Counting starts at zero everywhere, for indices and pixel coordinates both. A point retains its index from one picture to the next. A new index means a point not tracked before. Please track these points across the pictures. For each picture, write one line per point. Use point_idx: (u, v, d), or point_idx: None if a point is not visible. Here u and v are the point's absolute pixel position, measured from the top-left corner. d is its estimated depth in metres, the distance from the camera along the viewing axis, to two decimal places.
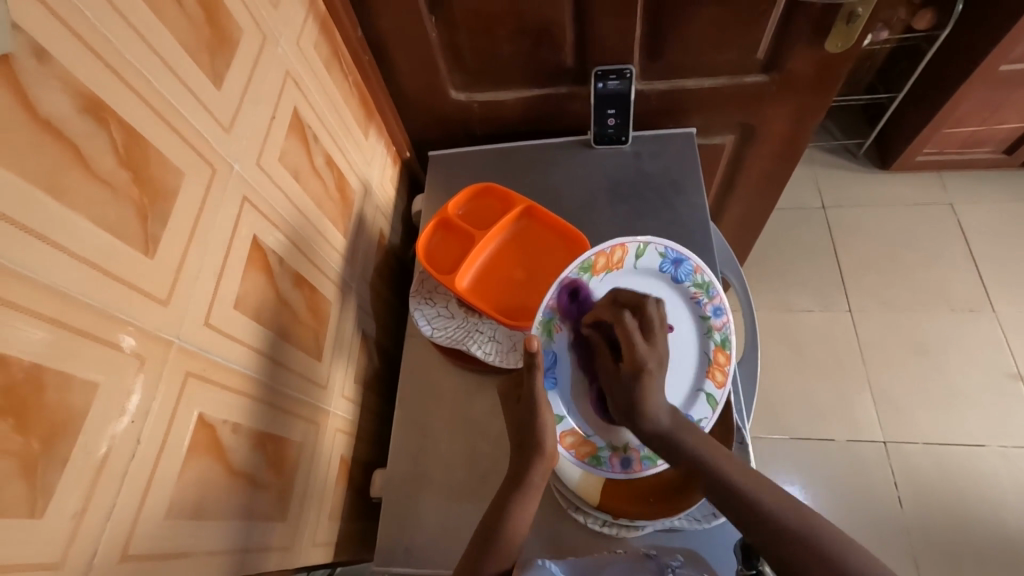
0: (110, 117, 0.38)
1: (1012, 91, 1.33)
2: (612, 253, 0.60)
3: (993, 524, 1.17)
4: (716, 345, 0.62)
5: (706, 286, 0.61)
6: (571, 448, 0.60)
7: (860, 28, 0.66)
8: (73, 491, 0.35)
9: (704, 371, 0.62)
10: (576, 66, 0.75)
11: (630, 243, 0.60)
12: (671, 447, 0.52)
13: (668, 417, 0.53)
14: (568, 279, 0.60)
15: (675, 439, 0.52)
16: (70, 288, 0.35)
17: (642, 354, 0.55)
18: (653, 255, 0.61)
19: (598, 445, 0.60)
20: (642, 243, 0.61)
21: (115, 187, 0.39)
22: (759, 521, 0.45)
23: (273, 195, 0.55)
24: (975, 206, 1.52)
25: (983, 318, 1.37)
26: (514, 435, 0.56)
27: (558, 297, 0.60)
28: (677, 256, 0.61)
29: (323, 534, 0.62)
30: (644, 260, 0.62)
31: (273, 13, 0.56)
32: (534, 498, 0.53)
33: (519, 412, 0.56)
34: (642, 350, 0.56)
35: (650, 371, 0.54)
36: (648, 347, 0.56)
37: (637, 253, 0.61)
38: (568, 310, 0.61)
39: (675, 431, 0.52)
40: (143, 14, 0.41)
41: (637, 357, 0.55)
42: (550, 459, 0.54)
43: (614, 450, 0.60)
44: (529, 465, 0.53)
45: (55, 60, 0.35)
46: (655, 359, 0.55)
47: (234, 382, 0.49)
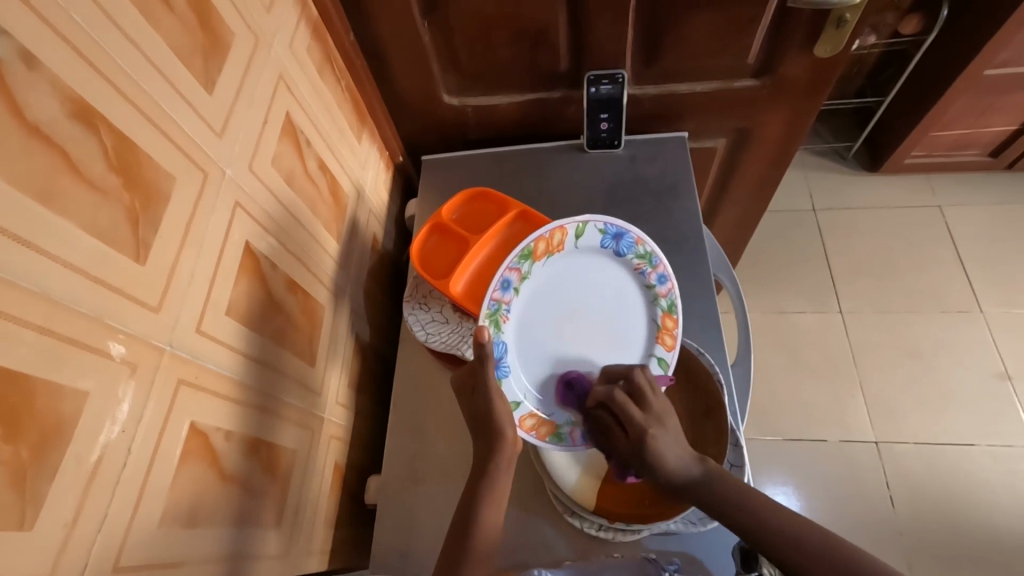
0: (100, 122, 0.38)
1: (998, 95, 1.34)
2: (552, 235, 0.59)
3: (985, 523, 1.18)
4: (664, 311, 0.63)
5: (648, 256, 0.62)
6: (532, 430, 0.58)
7: (848, 33, 0.66)
8: (64, 501, 0.34)
9: (653, 336, 0.63)
10: (570, 71, 0.75)
11: (568, 224, 0.59)
12: (705, 495, 0.49)
13: (693, 463, 0.51)
14: (509, 268, 0.58)
15: (707, 486, 0.49)
16: (60, 295, 0.34)
17: (639, 422, 0.52)
18: (593, 233, 0.61)
19: (558, 423, 0.60)
20: (581, 222, 0.60)
21: (105, 191, 0.38)
22: (771, 537, 0.45)
23: (266, 200, 0.55)
24: (964, 209, 1.53)
25: (972, 319, 1.39)
26: (472, 425, 0.56)
27: (501, 288, 0.58)
28: (617, 231, 0.61)
29: (318, 541, 0.62)
30: (584, 240, 0.61)
31: (266, 18, 0.56)
32: (501, 489, 0.52)
33: (473, 403, 0.56)
34: (639, 417, 0.52)
35: (652, 435, 0.51)
36: (644, 411, 0.53)
37: (577, 233, 0.60)
38: (513, 298, 0.60)
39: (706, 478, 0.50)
40: (133, 18, 0.41)
41: (636, 425, 0.52)
42: (511, 444, 0.53)
43: (572, 425, 0.60)
44: (493, 453, 0.52)
45: (43, 65, 0.34)
46: (656, 420, 0.52)
47: (227, 389, 0.48)
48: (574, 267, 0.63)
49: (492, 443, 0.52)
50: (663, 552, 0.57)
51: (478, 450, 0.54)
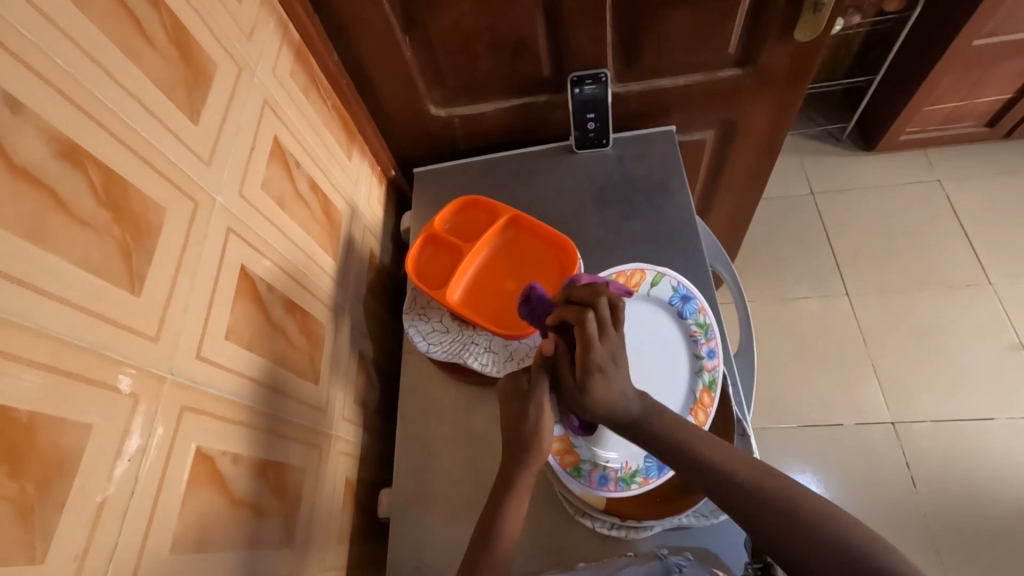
0: (88, 160, 0.39)
1: (989, 66, 1.33)
2: (631, 275, 0.65)
3: (1008, 498, 1.16)
4: (703, 384, 0.61)
5: (706, 327, 0.63)
6: (555, 454, 0.60)
7: (827, 16, 0.65)
8: (74, 534, 0.35)
9: (688, 407, 0.61)
10: (554, 75, 0.76)
11: (649, 270, 0.65)
12: (639, 434, 0.50)
13: (638, 402, 0.50)
14: None
15: (645, 426, 0.50)
16: (60, 332, 0.35)
17: (596, 356, 0.50)
18: (666, 287, 0.65)
19: (582, 457, 0.60)
20: (658, 272, 0.65)
21: (97, 227, 0.39)
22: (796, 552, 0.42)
23: (259, 224, 0.56)
24: (964, 182, 1.52)
25: (981, 292, 1.37)
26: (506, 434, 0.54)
27: None
28: (686, 292, 0.64)
29: (333, 558, 0.62)
30: (658, 291, 0.65)
31: (247, 45, 0.57)
32: (520, 504, 0.52)
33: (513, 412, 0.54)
34: (598, 353, 0.50)
35: (602, 373, 0.50)
36: (602, 345, 0.50)
37: (652, 281, 0.65)
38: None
39: (643, 417, 0.50)
40: (116, 57, 0.42)
41: (588, 357, 0.50)
42: (541, 459, 0.53)
43: (594, 465, 0.59)
44: (517, 469, 0.52)
45: (28, 108, 0.35)
46: (609, 359, 0.50)
47: (232, 413, 0.49)
48: (642, 315, 0.65)
49: (518, 459, 0.52)
50: (674, 547, 0.57)
51: (503, 465, 0.54)
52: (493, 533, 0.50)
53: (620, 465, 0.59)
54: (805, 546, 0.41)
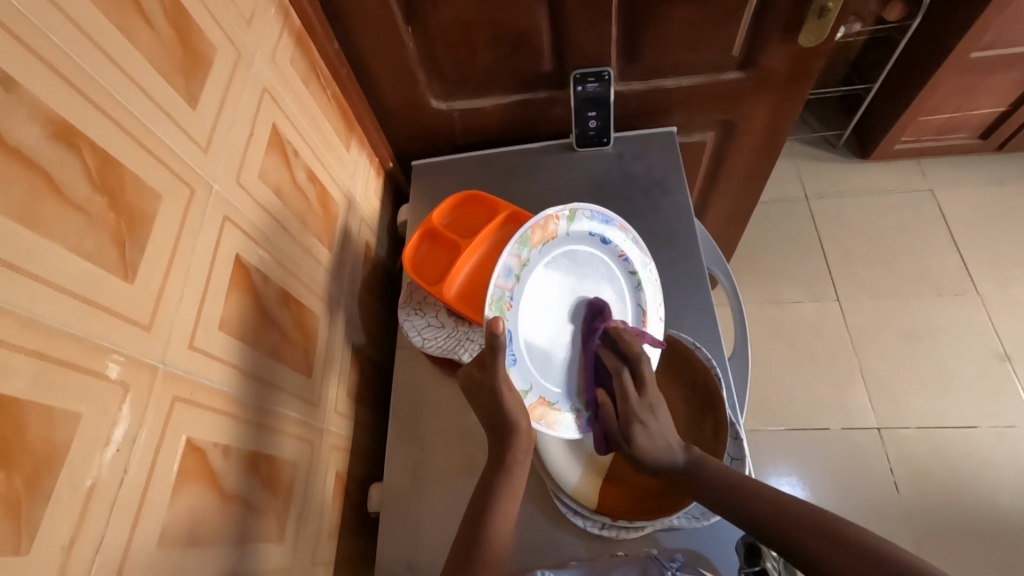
0: (83, 142, 0.38)
1: (984, 76, 1.35)
2: (546, 223, 0.59)
3: (991, 504, 1.18)
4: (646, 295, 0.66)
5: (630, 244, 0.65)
6: (541, 418, 0.59)
7: (832, 21, 0.66)
8: (60, 525, 0.34)
9: (639, 319, 0.66)
10: (554, 70, 0.75)
11: (560, 211, 0.59)
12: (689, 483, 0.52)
13: (682, 453, 0.53)
14: (509, 255, 0.56)
15: (695, 472, 0.52)
16: (50, 319, 0.34)
17: (632, 406, 0.56)
18: (583, 220, 0.62)
19: (563, 410, 0.61)
20: (571, 210, 0.60)
21: (91, 213, 0.38)
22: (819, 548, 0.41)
23: (254, 213, 0.55)
24: (956, 191, 1.54)
25: (969, 301, 1.39)
26: (485, 421, 0.55)
27: (505, 275, 0.56)
28: (603, 218, 0.63)
29: (324, 552, 0.61)
30: (575, 228, 0.62)
31: (247, 31, 0.56)
32: (513, 492, 0.51)
33: (484, 399, 0.55)
34: (633, 401, 0.56)
35: (640, 422, 0.55)
36: (637, 398, 0.57)
37: (568, 220, 0.61)
38: (515, 285, 0.58)
39: (696, 467, 0.52)
40: (114, 37, 0.41)
41: (627, 407, 0.56)
42: (526, 438, 0.53)
43: (577, 412, 0.62)
44: (507, 447, 0.52)
45: (22, 87, 0.34)
46: (647, 409, 0.56)
47: (223, 404, 0.48)
48: (566, 253, 0.62)
49: (509, 439, 0.52)
50: (665, 549, 0.57)
51: (493, 444, 0.54)
52: (484, 527, 0.49)
53: None
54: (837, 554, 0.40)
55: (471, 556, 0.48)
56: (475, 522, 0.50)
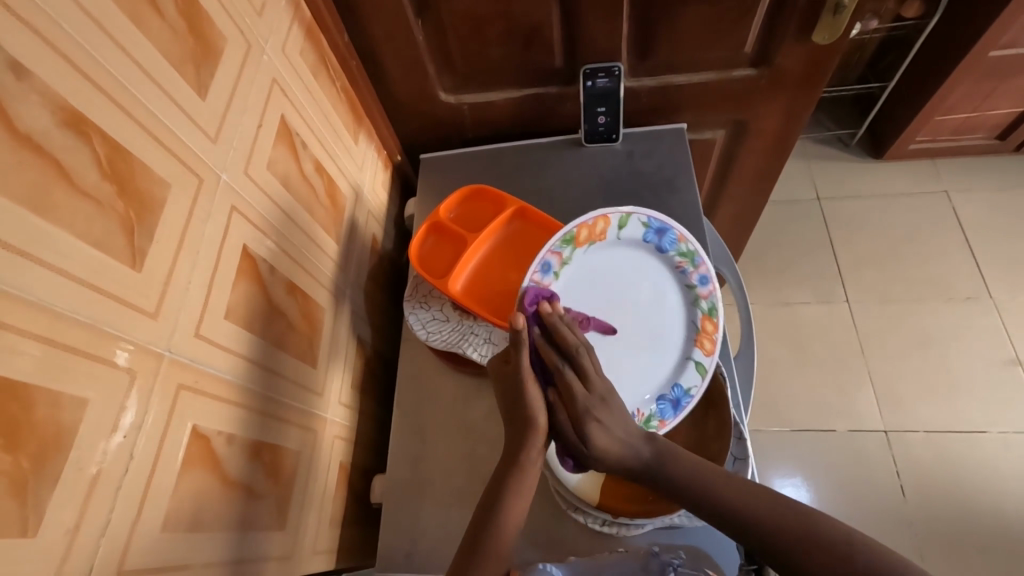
0: (93, 130, 0.38)
1: (1003, 77, 1.33)
2: (594, 223, 0.65)
3: (997, 511, 1.17)
4: (703, 312, 0.64)
5: (691, 254, 0.64)
6: None
7: (847, 20, 0.65)
8: (66, 507, 0.35)
9: (693, 339, 0.63)
10: (565, 65, 0.75)
11: (610, 214, 0.65)
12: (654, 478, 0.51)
13: (647, 445, 0.52)
14: (550, 251, 0.64)
15: (662, 470, 0.50)
16: (58, 305, 0.35)
17: (583, 403, 0.52)
18: (636, 226, 0.65)
19: None
20: (623, 214, 0.65)
21: (100, 200, 0.38)
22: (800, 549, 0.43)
23: (262, 203, 0.55)
24: (970, 193, 1.52)
25: (981, 306, 1.37)
26: (505, 413, 0.55)
27: (541, 270, 0.64)
28: (660, 226, 0.65)
29: (325, 541, 0.62)
30: (627, 233, 0.66)
31: (258, 21, 0.56)
32: (527, 490, 0.51)
33: (508, 392, 0.55)
34: (584, 397, 0.53)
35: (595, 418, 0.52)
36: (587, 392, 0.53)
37: (618, 224, 0.65)
38: (555, 282, 0.65)
39: (659, 461, 0.51)
40: (125, 26, 0.41)
41: (579, 406, 0.52)
42: (542, 434, 0.53)
43: None
44: (523, 444, 0.52)
45: (33, 74, 0.34)
46: (599, 403, 0.53)
47: (227, 392, 0.49)
48: (618, 258, 0.66)
49: (525, 435, 0.52)
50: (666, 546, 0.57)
51: (509, 439, 0.54)
52: (492, 520, 0.49)
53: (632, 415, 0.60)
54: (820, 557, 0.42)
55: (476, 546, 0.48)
56: (483, 520, 0.49)
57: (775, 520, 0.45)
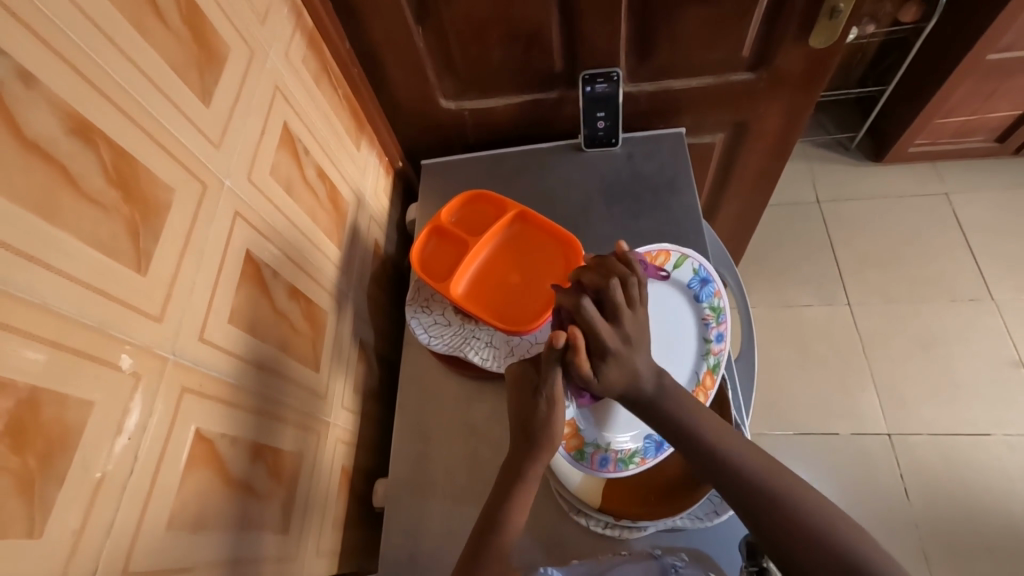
0: (99, 137, 0.39)
1: (1002, 79, 1.33)
2: (653, 254, 0.65)
3: (1002, 513, 1.17)
4: (708, 367, 0.63)
5: (719, 311, 0.64)
6: None
7: (844, 23, 0.66)
8: (71, 507, 0.35)
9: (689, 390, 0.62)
10: (565, 70, 0.76)
11: (672, 250, 0.65)
12: (654, 413, 0.51)
13: (651, 383, 0.51)
14: None
15: (660, 405, 0.51)
16: (64, 308, 0.35)
17: (603, 338, 0.50)
18: (686, 269, 0.65)
19: (585, 440, 0.60)
20: (680, 254, 0.65)
21: (106, 205, 0.39)
22: (794, 533, 0.44)
23: (265, 208, 0.56)
24: (972, 195, 1.52)
25: (983, 307, 1.37)
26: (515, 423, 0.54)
27: None
28: (706, 276, 0.65)
29: (328, 544, 0.62)
30: (677, 273, 0.65)
31: (260, 29, 0.57)
32: (524, 503, 0.52)
33: (523, 404, 0.53)
34: (605, 333, 0.50)
35: (612, 353, 0.50)
36: (613, 329, 0.51)
37: (674, 262, 0.65)
38: None
39: (660, 400, 0.51)
40: (130, 34, 0.42)
41: (603, 340, 0.50)
42: (551, 451, 0.52)
43: (596, 447, 0.60)
44: (529, 459, 0.51)
45: (42, 82, 0.35)
46: (621, 340, 0.51)
47: (230, 395, 0.49)
48: (655, 293, 0.66)
49: (530, 452, 0.51)
50: (668, 548, 0.57)
51: (512, 454, 0.53)
52: (495, 524, 0.51)
53: (621, 446, 0.60)
54: (811, 548, 0.43)
55: (480, 556, 0.49)
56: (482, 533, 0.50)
57: (762, 479, 0.47)
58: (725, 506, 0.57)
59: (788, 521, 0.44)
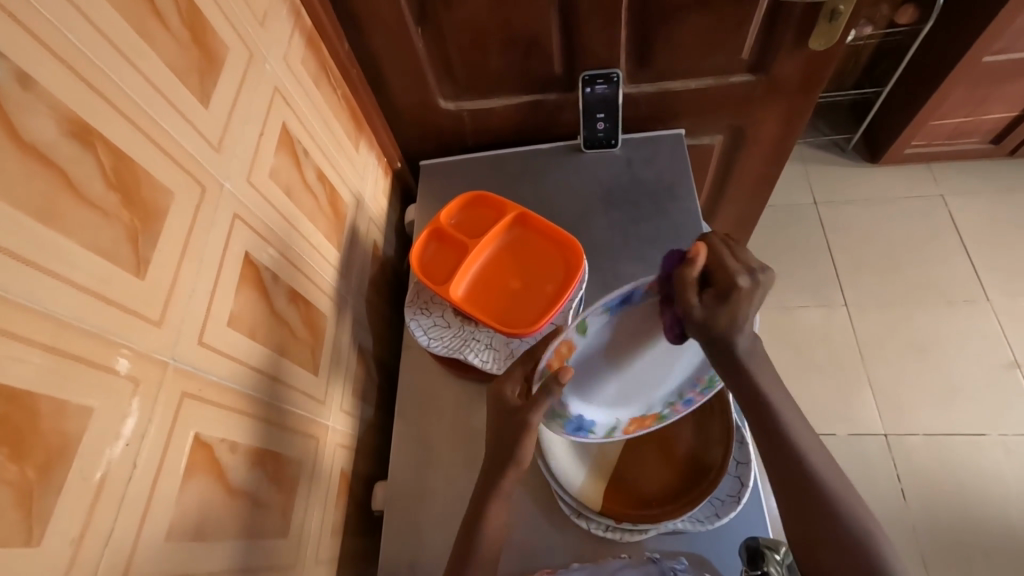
0: (98, 140, 0.38)
1: (997, 83, 1.34)
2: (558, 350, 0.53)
3: (998, 515, 1.17)
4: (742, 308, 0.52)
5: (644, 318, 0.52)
6: (633, 428, 0.56)
7: (842, 26, 0.66)
8: (70, 516, 0.34)
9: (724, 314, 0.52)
10: (565, 73, 0.75)
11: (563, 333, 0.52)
12: (733, 368, 0.48)
13: (749, 339, 0.47)
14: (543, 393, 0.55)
15: (744, 363, 0.48)
16: (63, 313, 0.35)
17: (735, 271, 0.46)
18: (598, 316, 0.52)
19: (656, 410, 0.56)
20: (575, 321, 0.52)
21: (106, 210, 0.38)
22: (834, 543, 0.45)
23: (265, 211, 0.55)
24: (967, 198, 1.52)
25: (978, 309, 1.38)
26: (493, 438, 0.54)
27: (551, 402, 0.55)
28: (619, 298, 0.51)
29: (327, 549, 0.62)
30: (593, 325, 0.53)
31: (260, 31, 0.57)
32: (495, 509, 0.53)
33: (505, 422, 0.54)
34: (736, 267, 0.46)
35: (739, 287, 0.45)
36: (744, 263, 0.47)
37: (579, 330, 0.53)
38: (571, 396, 0.56)
39: (747, 359, 0.48)
40: (130, 36, 0.41)
41: (726, 271, 0.46)
42: (520, 468, 0.53)
43: (671, 405, 0.55)
44: (501, 471, 0.53)
45: (40, 86, 0.35)
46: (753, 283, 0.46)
47: (229, 401, 0.48)
48: (608, 341, 0.54)
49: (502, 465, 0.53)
50: (669, 552, 0.57)
51: (491, 454, 0.54)
52: (478, 527, 0.52)
53: (693, 381, 0.55)
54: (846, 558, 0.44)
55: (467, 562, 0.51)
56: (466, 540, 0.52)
57: (821, 466, 0.47)
58: (725, 510, 0.57)
59: (830, 518, 0.45)
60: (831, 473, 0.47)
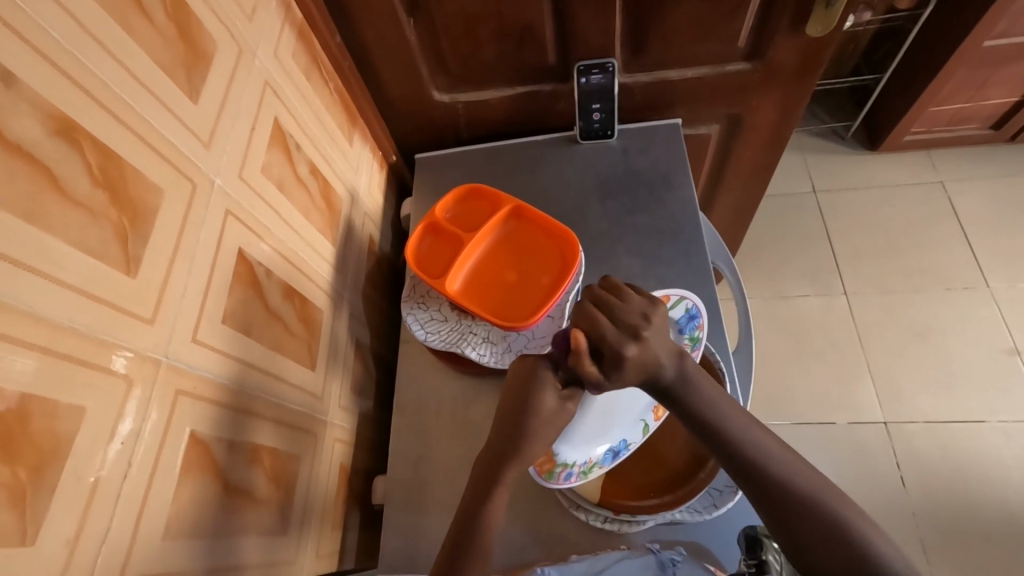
0: (84, 138, 0.38)
1: (997, 67, 1.33)
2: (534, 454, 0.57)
3: (998, 501, 1.17)
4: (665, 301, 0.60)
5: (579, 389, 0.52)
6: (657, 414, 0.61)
7: (839, 12, 0.65)
8: (65, 516, 0.34)
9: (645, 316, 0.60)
10: (559, 63, 0.75)
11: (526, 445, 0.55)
12: (673, 397, 0.48)
13: (673, 368, 0.48)
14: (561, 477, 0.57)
15: (679, 390, 0.48)
16: (52, 313, 0.34)
17: (622, 342, 0.45)
18: None
19: None
20: None
21: (93, 209, 0.38)
22: (810, 543, 0.44)
23: (257, 207, 0.55)
24: (967, 184, 1.52)
25: (978, 296, 1.38)
26: (502, 427, 0.51)
27: (575, 473, 0.58)
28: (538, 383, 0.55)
29: (327, 544, 0.62)
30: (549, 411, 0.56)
31: (249, 25, 0.56)
32: (499, 502, 0.50)
33: (517, 412, 0.50)
34: (618, 337, 0.46)
35: (629, 355, 0.45)
36: (622, 326, 0.47)
37: None
38: (582, 454, 0.59)
39: (681, 387, 0.48)
40: (114, 32, 0.41)
41: (612, 344, 0.46)
42: (526, 464, 0.51)
43: None
44: (509, 463, 0.50)
45: (22, 83, 0.34)
46: (642, 340, 0.46)
47: (224, 398, 0.48)
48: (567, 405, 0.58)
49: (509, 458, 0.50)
50: (667, 542, 0.58)
51: (491, 450, 0.51)
52: (475, 525, 0.49)
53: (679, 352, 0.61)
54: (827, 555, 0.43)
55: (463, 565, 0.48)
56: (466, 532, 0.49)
57: (781, 469, 0.46)
58: (723, 500, 0.58)
59: (802, 517, 0.44)
60: (799, 471, 0.46)
